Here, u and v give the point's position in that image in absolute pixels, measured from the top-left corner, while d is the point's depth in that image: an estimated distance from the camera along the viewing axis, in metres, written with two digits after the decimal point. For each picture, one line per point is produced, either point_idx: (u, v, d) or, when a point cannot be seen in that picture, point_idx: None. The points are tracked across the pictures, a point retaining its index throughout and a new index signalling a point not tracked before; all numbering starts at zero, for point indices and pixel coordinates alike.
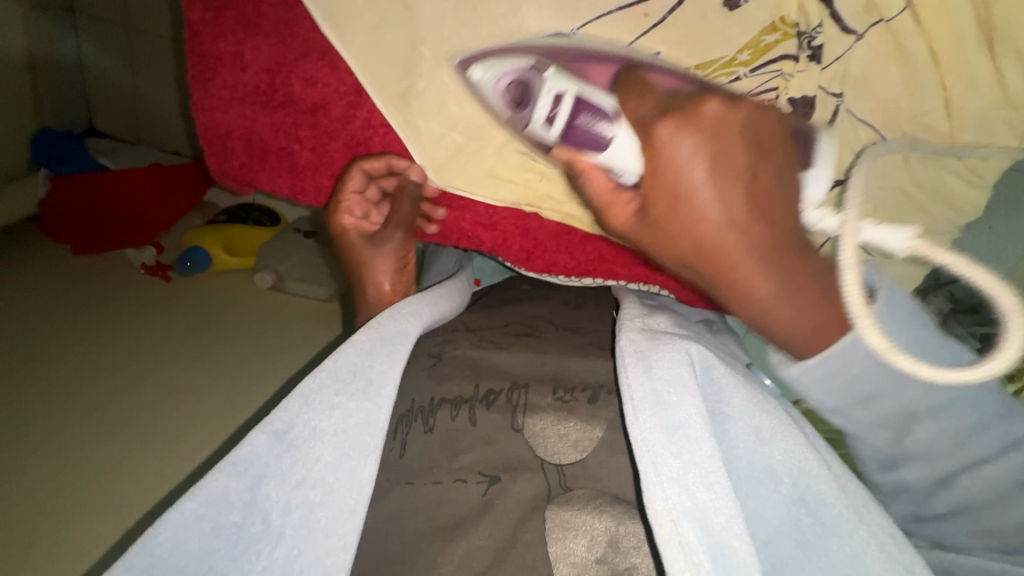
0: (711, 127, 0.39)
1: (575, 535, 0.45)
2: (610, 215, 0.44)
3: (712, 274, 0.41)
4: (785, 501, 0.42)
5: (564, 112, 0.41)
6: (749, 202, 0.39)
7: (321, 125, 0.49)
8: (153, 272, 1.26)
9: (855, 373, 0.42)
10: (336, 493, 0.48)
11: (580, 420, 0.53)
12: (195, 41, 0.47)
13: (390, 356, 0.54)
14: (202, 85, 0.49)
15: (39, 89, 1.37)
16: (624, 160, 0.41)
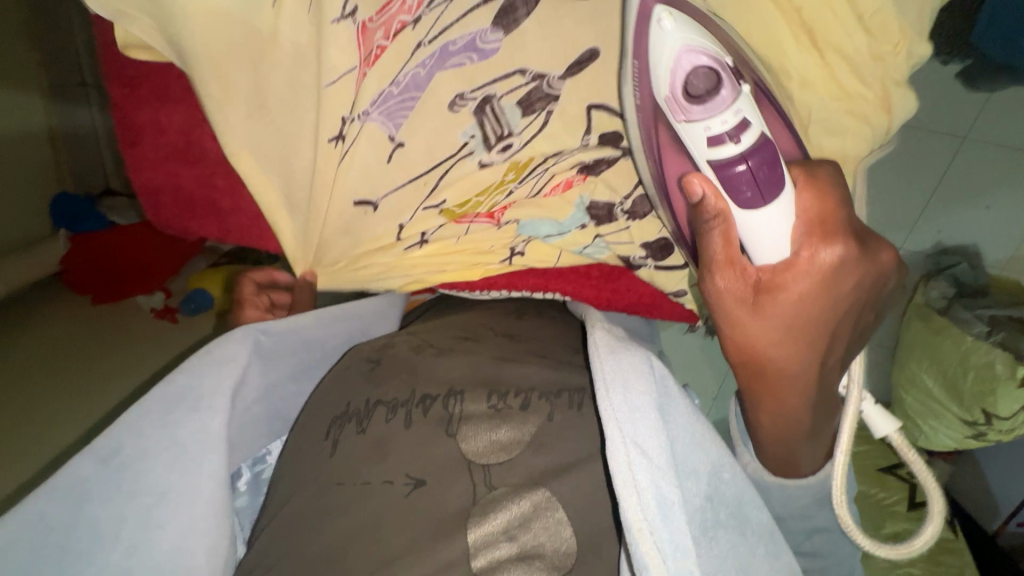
0: (822, 275, 0.43)
1: (493, 514, 0.48)
2: (724, 270, 0.44)
3: (752, 372, 0.46)
4: (702, 492, 0.48)
5: (748, 138, 0.42)
6: (793, 294, 0.43)
7: (234, 174, 0.57)
8: (162, 315, 1.38)
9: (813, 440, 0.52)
10: (172, 495, 0.54)
11: (512, 427, 0.54)
12: (121, 113, 0.55)
13: (270, 355, 0.62)
14: (130, 149, 0.56)
15: (60, 158, 1.52)
16: (769, 233, 0.43)
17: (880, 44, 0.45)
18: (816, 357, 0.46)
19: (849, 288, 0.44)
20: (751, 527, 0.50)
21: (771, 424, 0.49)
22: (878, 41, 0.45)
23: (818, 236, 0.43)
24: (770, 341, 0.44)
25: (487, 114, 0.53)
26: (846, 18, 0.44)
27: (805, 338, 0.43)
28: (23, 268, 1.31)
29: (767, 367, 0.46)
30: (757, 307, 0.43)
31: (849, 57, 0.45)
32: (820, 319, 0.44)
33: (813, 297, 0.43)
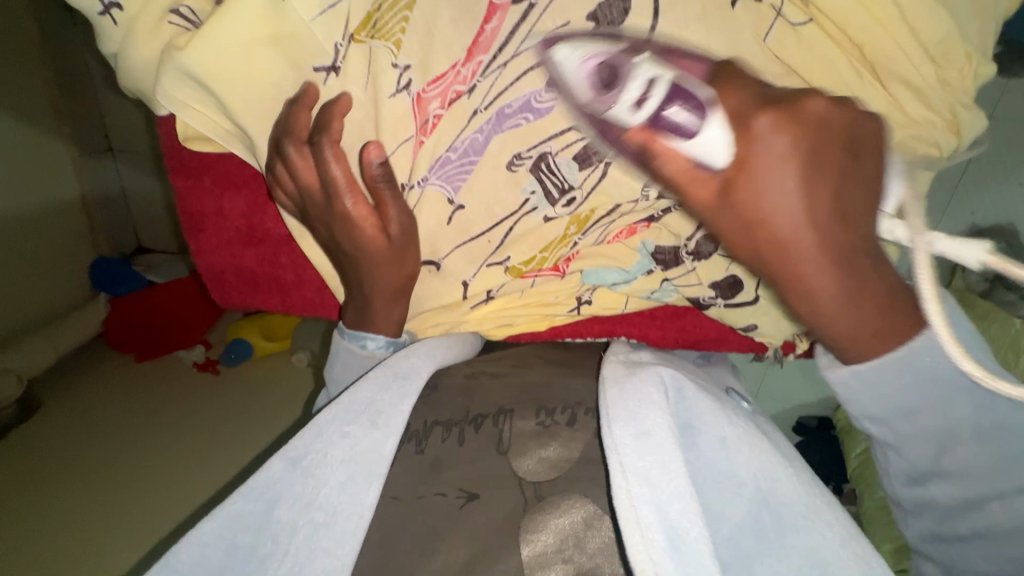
0: (812, 123, 0.38)
1: (544, 532, 0.49)
2: (687, 191, 0.40)
3: (765, 259, 0.40)
4: (745, 502, 0.46)
5: (660, 92, 0.39)
6: (836, 196, 0.39)
7: (296, 250, 0.57)
8: (204, 368, 1.39)
9: (901, 383, 0.43)
10: (338, 517, 0.52)
11: (562, 445, 0.55)
12: (185, 204, 0.56)
13: (398, 391, 0.57)
14: (195, 236, 0.57)
15: (94, 222, 1.55)
16: (711, 145, 0.38)
17: (943, 71, 0.45)
18: (836, 219, 0.39)
19: (796, 179, 0.38)
20: (824, 520, 0.45)
21: (835, 318, 0.41)
22: (943, 68, 0.45)
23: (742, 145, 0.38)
24: (776, 208, 0.38)
25: (544, 172, 0.50)
26: (909, 49, 0.43)
27: (832, 238, 0.39)
28: (72, 330, 1.37)
29: (783, 242, 0.39)
30: (748, 142, 0.38)
31: (916, 86, 0.45)
32: (834, 168, 0.38)
33: (798, 178, 0.38)
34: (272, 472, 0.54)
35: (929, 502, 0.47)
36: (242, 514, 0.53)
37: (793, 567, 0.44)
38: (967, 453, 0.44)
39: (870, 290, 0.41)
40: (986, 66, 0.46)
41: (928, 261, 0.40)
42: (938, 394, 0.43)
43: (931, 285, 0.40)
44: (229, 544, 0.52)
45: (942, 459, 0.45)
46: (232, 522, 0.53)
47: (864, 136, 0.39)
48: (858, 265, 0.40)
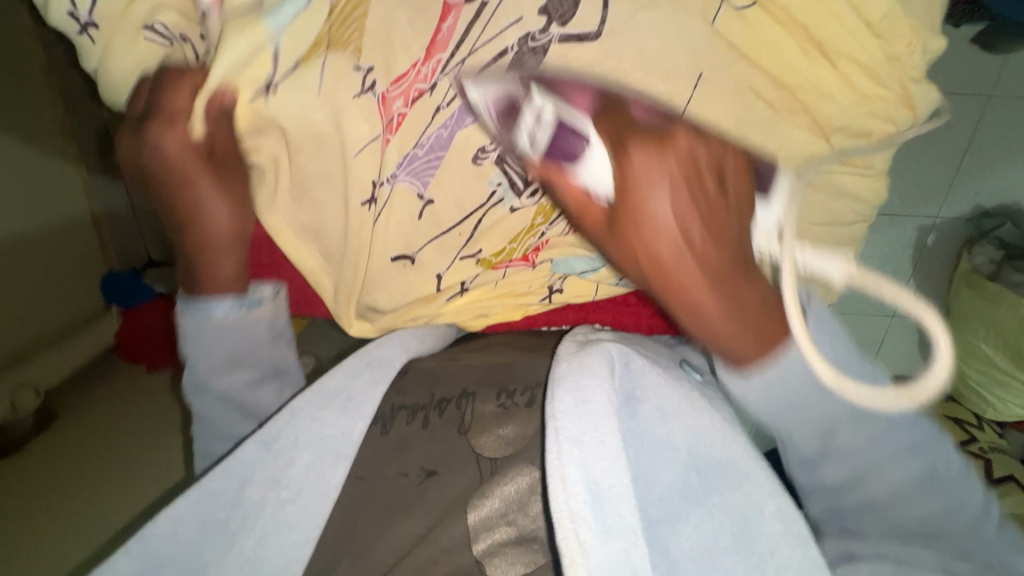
0: (678, 153, 0.41)
1: (489, 499, 0.52)
2: (584, 216, 0.44)
3: (664, 285, 0.43)
4: (680, 466, 0.48)
5: (547, 130, 0.41)
6: (707, 214, 0.42)
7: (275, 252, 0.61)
8: None
9: (789, 385, 0.45)
10: (303, 494, 0.55)
11: (519, 424, 0.56)
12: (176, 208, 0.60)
13: (372, 377, 0.60)
14: None
15: (102, 236, 1.51)
16: (602, 174, 0.41)
17: (890, 46, 0.47)
18: (715, 261, 0.42)
19: (671, 221, 0.41)
20: (756, 483, 0.47)
21: (718, 334, 0.44)
22: (889, 42, 0.46)
23: (645, 140, 0.41)
24: (659, 286, 0.44)
25: (509, 164, 0.52)
26: (854, 26, 0.45)
27: (728, 282, 0.42)
28: (92, 340, 1.41)
29: (679, 275, 0.42)
30: (646, 154, 0.40)
31: (863, 60, 0.46)
32: (706, 215, 0.42)
33: (677, 214, 0.41)
34: (245, 455, 0.56)
35: (819, 481, 0.51)
36: (214, 492, 0.55)
37: (722, 520, 0.45)
38: (849, 439, 0.48)
39: (747, 296, 0.43)
40: (931, 39, 0.48)
41: (791, 268, 0.42)
42: (817, 387, 0.46)
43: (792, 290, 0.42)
44: (204, 522, 0.55)
45: (831, 443, 0.48)
46: (207, 500, 0.55)
47: (753, 165, 0.44)
48: (739, 285, 0.43)
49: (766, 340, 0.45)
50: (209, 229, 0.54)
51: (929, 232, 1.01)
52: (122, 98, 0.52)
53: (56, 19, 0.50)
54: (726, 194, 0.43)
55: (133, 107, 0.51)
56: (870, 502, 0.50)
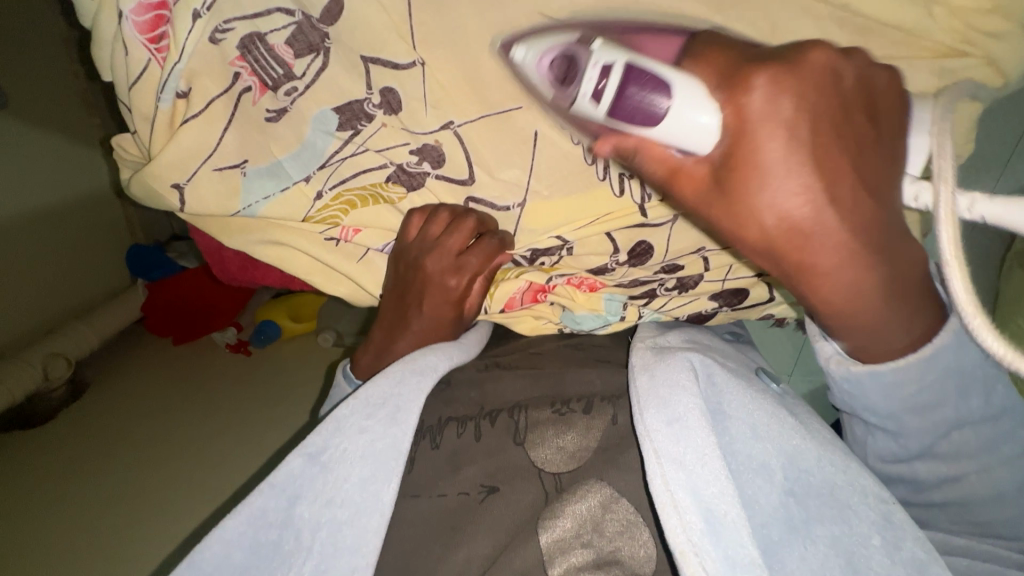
0: (818, 79, 0.34)
1: (560, 518, 0.48)
2: (680, 182, 0.37)
3: (793, 273, 0.37)
4: (777, 491, 0.45)
5: (615, 80, 0.35)
6: (839, 193, 0.34)
7: None
8: (236, 348, 1.33)
9: (920, 384, 0.42)
10: (360, 516, 0.51)
11: (580, 433, 0.53)
12: None
13: (415, 387, 0.56)
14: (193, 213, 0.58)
15: (131, 212, 1.43)
16: (689, 134, 0.35)
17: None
18: (858, 187, 0.35)
19: (794, 116, 0.33)
20: (863, 512, 0.43)
21: (845, 300, 0.38)
22: None
23: (763, 62, 0.34)
24: (795, 226, 0.35)
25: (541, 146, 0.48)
26: None
27: (871, 229, 0.35)
28: (127, 310, 1.35)
29: (801, 239, 0.35)
30: (794, 68, 0.33)
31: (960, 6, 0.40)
32: (847, 166, 0.34)
33: (795, 159, 0.34)
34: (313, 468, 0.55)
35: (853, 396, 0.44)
36: (264, 511, 0.53)
37: (823, 557, 0.42)
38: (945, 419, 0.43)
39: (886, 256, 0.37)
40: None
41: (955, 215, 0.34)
42: (950, 394, 0.43)
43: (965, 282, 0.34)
44: (254, 541, 0.53)
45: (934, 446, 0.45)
46: (256, 519, 0.53)
47: (886, 100, 0.36)
48: (875, 237, 0.36)
49: (915, 316, 0.40)
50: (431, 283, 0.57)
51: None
52: (109, 63, 0.47)
53: None
54: (880, 128, 0.36)
55: (128, 82, 0.47)
56: (959, 499, 0.47)
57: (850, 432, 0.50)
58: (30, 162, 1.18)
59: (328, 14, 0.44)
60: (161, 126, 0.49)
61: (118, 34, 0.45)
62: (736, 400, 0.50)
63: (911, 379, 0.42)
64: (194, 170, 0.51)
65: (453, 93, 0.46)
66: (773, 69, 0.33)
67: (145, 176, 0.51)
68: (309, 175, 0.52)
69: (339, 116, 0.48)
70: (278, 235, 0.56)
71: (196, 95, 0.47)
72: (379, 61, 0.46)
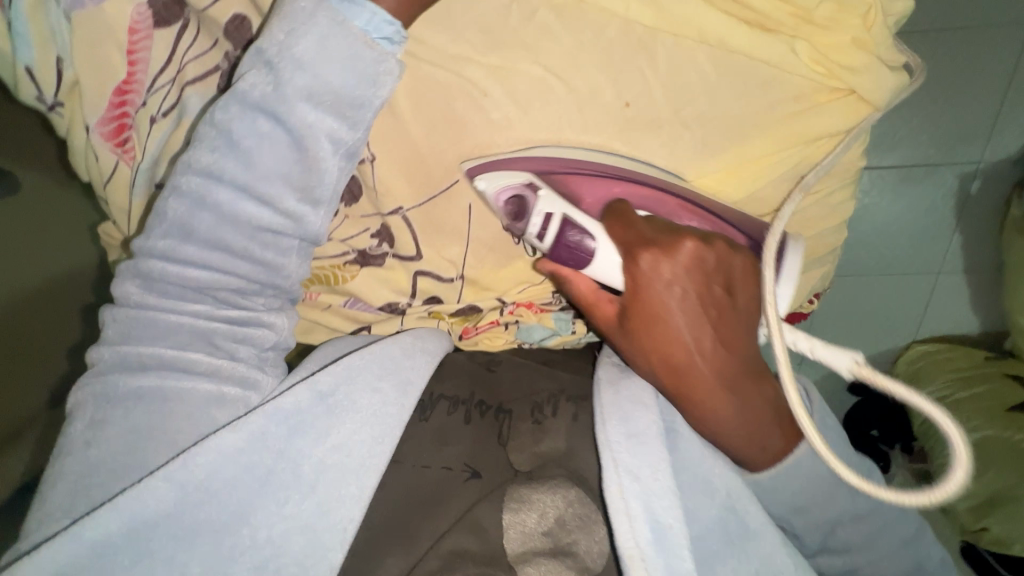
0: (688, 262, 0.47)
1: (529, 507, 0.52)
2: (593, 314, 0.51)
3: (679, 390, 0.49)
4: (715, 507, 0.50)
5: (553, 228, 0.48)
6: (717, 336, 0.49)
7: None
8: None
9: (800, 486, 0.52)
10: (346, 473, 0.52)
11: (553, 437, 0.56)
12: None
13: (423, 364, 0.59)
14: None
15: None
16: (608, 273, 0.49)
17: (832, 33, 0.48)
18: (717, 344, 0.49)
19: (677, 288, 0.48)
20: (769, 537, 0.50)
21: (728, 424, 0.49)
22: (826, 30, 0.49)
23: (663, 242, 0.48)
24: (681, 356, 0.48)
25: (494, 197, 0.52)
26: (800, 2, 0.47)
27: (740, 384, 0.49)
28: None
29: (682, 372, 0.49)
30: (670, 254, 0.48)
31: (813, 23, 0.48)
32: (725, 320, 0.49)
33: (680, 314, 0.48)
34: (263, 387, 0.52)
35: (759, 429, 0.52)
36: (264, 435, 0.50)
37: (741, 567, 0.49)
38: (848, 534, 0.54)
39: (756, 394, 0.50)
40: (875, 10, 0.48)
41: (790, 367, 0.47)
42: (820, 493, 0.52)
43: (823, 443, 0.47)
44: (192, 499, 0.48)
45: (830, 538, 0.54)
46: (256, 443, 0.50)
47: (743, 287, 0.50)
48: (743, 387, 0.49)
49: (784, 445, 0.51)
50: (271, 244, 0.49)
51: (971, 181, 0.90)
52: (85, 167, 0.52)
53: (26, 95, 0.49)
54: (734, 299, 0.49)
55: (103, 181, 0.53)
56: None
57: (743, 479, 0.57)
58: None
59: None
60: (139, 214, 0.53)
61: (88, 143, 0.50)
62: (694, 425, 0.54)
63: (797, 482, 0.52)
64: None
65: (400, 173, 0.52)
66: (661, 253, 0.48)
67: None
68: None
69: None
70: None
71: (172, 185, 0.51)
72: None
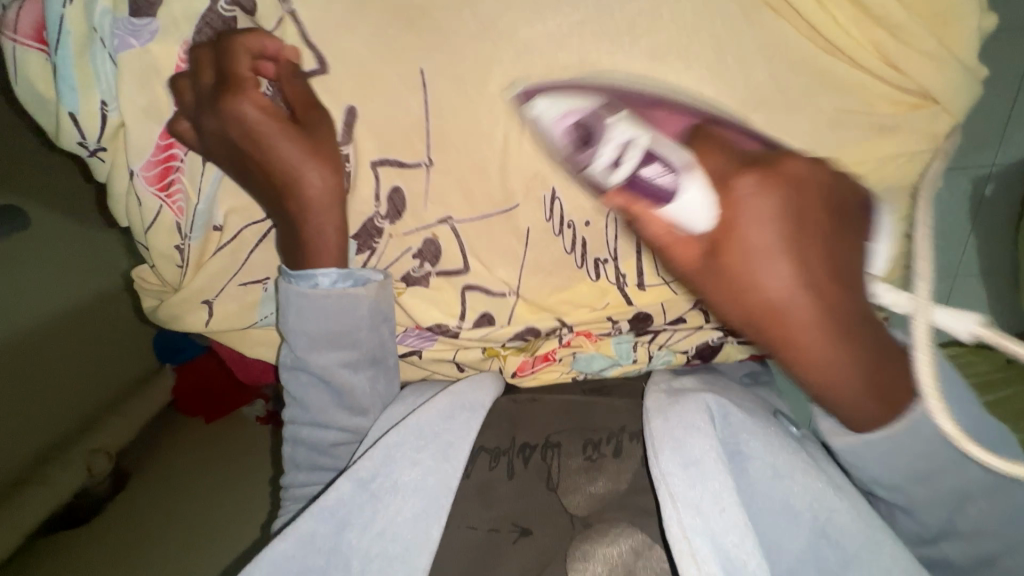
0: (793, 179, 0.39)
1: (590, 563, 0.50)
2: (671, 253, 0.40)
3: (773, 333, 0.40)
4: (805, 533, 0.48)
5: (632, 160, 0.38)
6: (825, 266, 0.39)
7: None
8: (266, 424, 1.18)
9: (909, 450, 0.43)
10: (411, 553, 0.52)
11: (609, 479, 0.54)
12: None
13: (465, 423, 0.57)
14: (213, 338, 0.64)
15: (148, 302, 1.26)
16: (689, 208, 0.38)
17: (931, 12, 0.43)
18: (822, 284, 0.38)
19: (779, 237, 0.38)
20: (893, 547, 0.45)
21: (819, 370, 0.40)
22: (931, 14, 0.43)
23: (757, 172, 0.38)
24: (778, 286, 0.38)
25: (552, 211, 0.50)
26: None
27: (847, 326, 0.39)
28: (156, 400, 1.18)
29: (775, 313, 0.39)
30: (761, 181, 0.38)
31: (912, 38, 0.42)
32: (829, 270, 0.39)
33: (772, 225, 0.38)
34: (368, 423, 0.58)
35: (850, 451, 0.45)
36: (311, 535, 0.52)
37: None
38: (980, 512, 0.45)
39: (863, 336, 0.40)
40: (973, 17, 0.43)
41: (927, 330, 0.39)
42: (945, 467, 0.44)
43: (931, 380, 0.39)
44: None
45: (956, 519, 0.46)
46: (305, 544, 0.52)
47: (848, 212, 0.40)
48: (861, 340, 0.40)
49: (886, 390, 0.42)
50: (310, 205, 0.48)
51: (984, 183, 0.78)
52: (125, 214, 0.50)
53: (64, 142, 0.47)
54: (845, 221, 0.40)
55: (143, 227, 0.51)
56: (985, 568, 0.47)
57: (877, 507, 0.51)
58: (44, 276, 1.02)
59: (345, 134, 0.48)
60: (189, 262, 0.52)
61: (130, 189, 0.49)
62: (760, 447, 0.50)
63: (904, 448, 0.43)
64: (222, 287, 0.54)
65: (457, 192, 0.50)
66: (721, 161, 0.39)
67: (174, 303, 0.55)
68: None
69: (357, 240, 0.53)
70: None
71: (229, 226, 0.51)
72: (387, 162, 0.49)
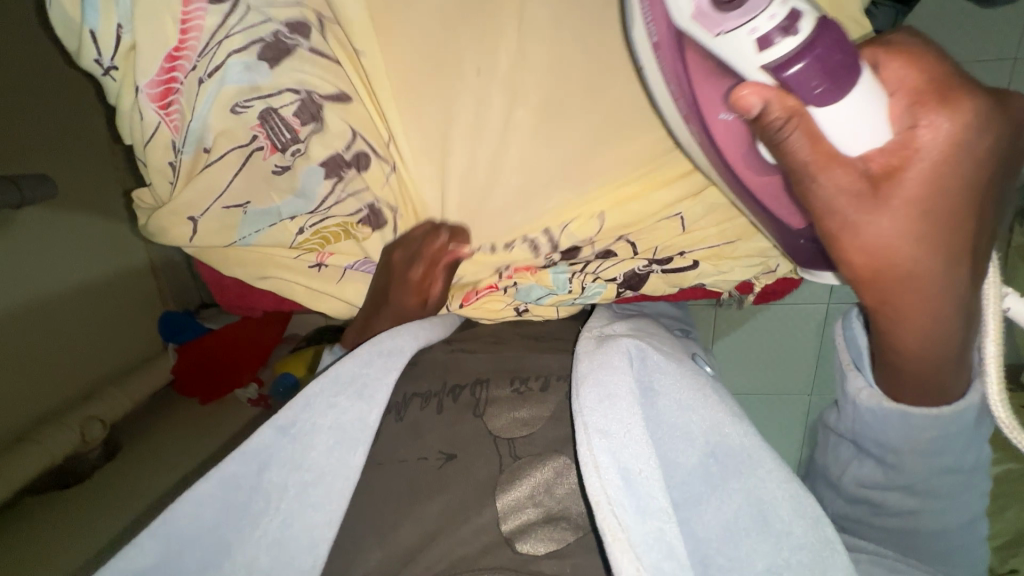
0: (961, 154, 0.44)
1: (517, 482, 0.54)
2: (817, 151, 0.45)
3: (877, 273, 0.49)
4: (698, 453, 0.52)
5: (791, 36, 0.42)
6: (946, 230, 0.46)
7: (284, 303, 0.75)
8: (257, 403, 1.22)
9: (919, 423, 0.56)
10: (326, 477, 0.58)
11: (534, 406, 0.59)
12: None
13: (382, 366, 0.62)
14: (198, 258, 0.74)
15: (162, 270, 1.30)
16: (848, 134, 0.44)
17: None
18: (940, 246, 0.47)
19: (955, 173, 0.44)
20: (766, 469, 0.51)
21: (915, 344, 0.51)
22: None
23: (931, 107, 0.43)
24: (889, 241, 0.47)
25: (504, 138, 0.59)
26: None
27: (936, 306, 0.49)
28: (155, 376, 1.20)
29: (901, 268, 0.48)
30: (880, 205, 0.46)
31: None
32: (956, 261, 0.47)
33: (920, 267, 0.47)
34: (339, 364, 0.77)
35: (890, 449, 0.58)
36: (233, 477, 0.58)
37: (730, 506, 0.50)
38: (936, 485, 0.59)
39: (940, 326, 0.50)
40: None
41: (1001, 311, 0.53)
42: (940, 467, 0.57)
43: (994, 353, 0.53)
44: (225, 504, 0.58)
45: (908, 488, 0.60)
46: (225, 485, 0.58)
47: (979, 178, 0.45)
48: (947, 292, 0.48)
49: (956, 362, 0.53)
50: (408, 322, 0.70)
51: None
52: (129, 129, 0.58)
53: (84, 62, 0.56)
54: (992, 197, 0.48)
55: (143, 141, 0.59)
56: (908, 526, 0.62)
57: (835, 455, 0.65)
58: (56, 238, 1.06)
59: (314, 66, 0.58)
60: (180, 176, 0.61)
61: (134, 106, 0.57)
62: (665, 381, 0.55)
63: (928, 428, 0.55)
64: (206, 207, 0.62)
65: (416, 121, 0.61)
66: (908, 77, 0.45)
67: (160, 213, 0.62)
68: (296, 214, 0.65)
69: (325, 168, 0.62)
70: (268, 266, 0.68)
71: (216, 148, 0.59)
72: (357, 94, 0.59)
